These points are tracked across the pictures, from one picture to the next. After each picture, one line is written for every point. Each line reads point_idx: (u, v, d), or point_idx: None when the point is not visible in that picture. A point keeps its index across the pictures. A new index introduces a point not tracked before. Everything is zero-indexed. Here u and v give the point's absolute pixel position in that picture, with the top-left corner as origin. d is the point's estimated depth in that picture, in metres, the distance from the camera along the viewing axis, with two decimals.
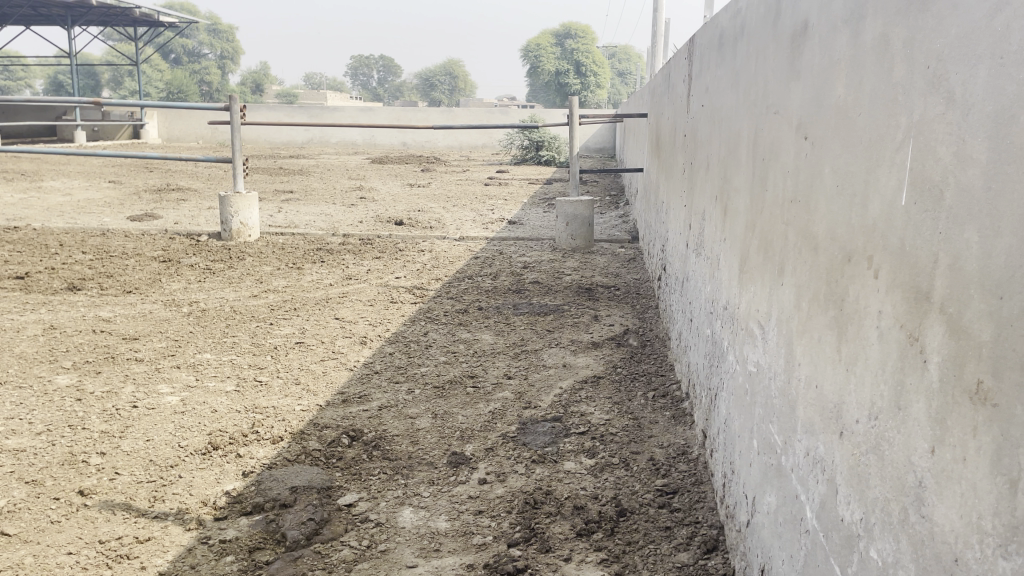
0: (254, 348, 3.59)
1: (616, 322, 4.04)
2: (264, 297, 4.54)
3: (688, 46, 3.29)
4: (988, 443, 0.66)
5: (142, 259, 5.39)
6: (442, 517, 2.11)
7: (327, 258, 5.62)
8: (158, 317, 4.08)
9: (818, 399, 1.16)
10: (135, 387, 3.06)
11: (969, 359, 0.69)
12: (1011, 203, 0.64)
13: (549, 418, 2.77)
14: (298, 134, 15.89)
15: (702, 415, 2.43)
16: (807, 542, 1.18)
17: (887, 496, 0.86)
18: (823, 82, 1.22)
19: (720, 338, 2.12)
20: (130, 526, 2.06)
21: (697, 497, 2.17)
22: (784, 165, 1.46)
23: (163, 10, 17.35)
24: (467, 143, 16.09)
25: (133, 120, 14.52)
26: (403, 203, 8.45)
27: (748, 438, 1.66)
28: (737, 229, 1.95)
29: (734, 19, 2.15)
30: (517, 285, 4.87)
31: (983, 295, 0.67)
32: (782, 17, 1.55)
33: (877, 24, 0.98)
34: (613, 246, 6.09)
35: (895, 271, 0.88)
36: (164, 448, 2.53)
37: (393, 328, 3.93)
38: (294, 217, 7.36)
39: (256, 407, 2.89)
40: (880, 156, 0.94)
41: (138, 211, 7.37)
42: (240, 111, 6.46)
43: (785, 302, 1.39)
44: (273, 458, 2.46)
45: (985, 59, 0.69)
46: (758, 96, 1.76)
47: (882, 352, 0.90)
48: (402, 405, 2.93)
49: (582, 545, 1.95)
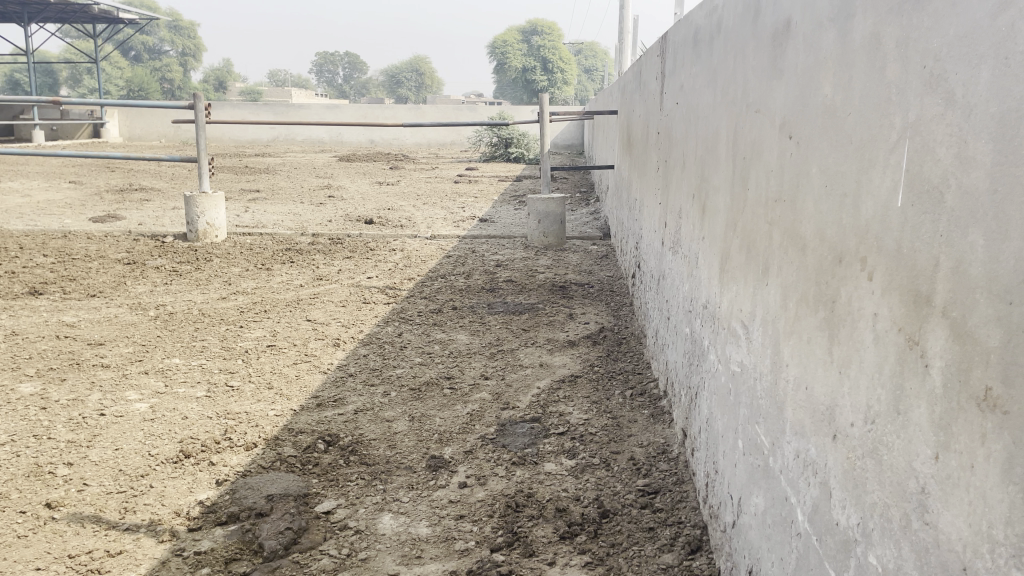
0: (224, 352, 3.52)
1: (591, 320, 4.03)
2: (233, 299, 4.45)
3: (661, 43, 3.28)
4: (998, 451, 0.65)
5: (106, 262, 5.27)
6: (423, 523, 2.07)
7: (297, 259, 5.54)
8: (124, 321, 3.99)
9: (808, 401, 1.15)
10: (103, 394, 2.98)
11: (976, 365, 0.68)
12: (1019, 207, 0.63)
13: (527, 419, 2.75)
14: (263, 132, 15.68)
15: (681, 413, 2.43)
16: (799, 545, 1.17)
17: (886, 501, 0.86)
18: (808, 80, 1.21)
19: (700, 337, 2.11)
20: (101, 539, 2.00)
21: (679, 497, 2.17)
22: (767, 164, 1.45)
23: (122, 6, 16.99)
24: (436, 140, 16.02)
25: (93, 119, 14.23)
26: (372, 202, 8.37)
27: (733, 438, 1.66)
28: (716, 228, 1.94)
29: (710, 17, 2.14)
30: (491, 283, 4.84)
31: (991, 300, 0.66)
32: (762, 16, 1.54)
33: (868, 23, 0.97)
34: (584, 243, 6.09)
35: (892, 274, 0.86)
36: (133, 457, 2.47)
37: (366, 330, 3.88)
38: (262, 216, 7.25)
39: (227, 412, 2.83)
40: (873, 157, 0.93)
41: (100, 212, 7.21)
42: (205, 109, 6.33)
43: (771, 302, 1.38)
44: (247, 465, 2.41)
45: (989, 59, 0.68)
46: (738, 94, 1.75)
47: (878, 355, 0.89)
48: (378, 408, 2.89)
49: (566, 548, 1.94)
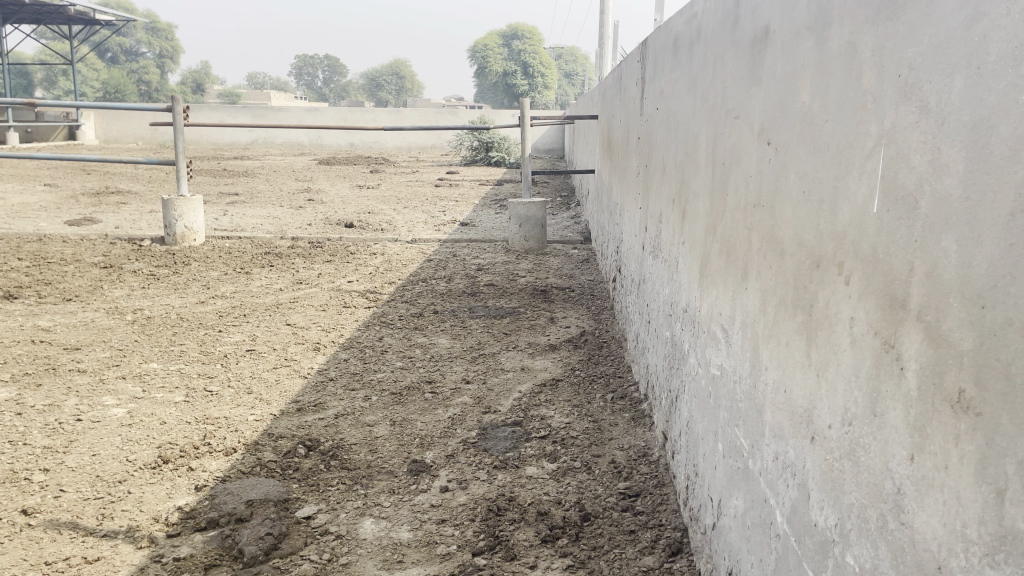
0: (203, 357, 3.50)
1: (572, 324, 4.04)
2: (212, 303, 4.42)
3: (641, 49, 3.30)
4: (972, 452, 0.66)
5: (82, 265, 5.22)
6: (405, 527, 2.07)
7: (276, 263, 5.51)
8: (101, 326, 3.95)
9: (787, 404, 1.17)
10: (79, 400, 2.95)
11: (950, 367, 0.69)
12: (991, 213, 0.64)
13: (509, 423, 2.76)
14: (242, 135, 15.59)
15: (662, 416, 2.44)
16: (778, 546, 1.18)
17: (863, 502, 0.87)
18: (786, 87, 1.23)
19: (680, 340, 2.13)
20: (79, 545, 1.98)
21: (659, 499, 2.18)
22: (746, 170, 1.47)
23: (99, 7, 16.83)
24: (417, 144, 16.01)
25: (69, 121, 14.07)
26: (352, 205, 8.34)
27: (713, 441, 1.67)
28: (695, 232, 1.96)
29: (690, 23, 2.16)
30: (472, 288, 4.84)
31: (964, 304, 0.67)
32: (741, 24, 1.56)
33: (844, 31, 0.99)
34: (565, 248, 6.11)
35: (868, 278, 0.88)
36: (111, 462, 2.44)
37: (347, 334, 3.87)
38: (241, 220, 7.21)
39: (207, 417, 2.81)
40: (850, 163, 0.95)
41: (76, 215, 7.13)
42: (183, 112, 6.28)
43: (750, 306, 1.40)
44: (227, 471, 2.39)
45: (961, 69, 0.69)
46: (717, 101, 1.77)
47: (855, 359, 0.91)
48: (359, 412, 2.88)
49: (547, 552, 1.94)
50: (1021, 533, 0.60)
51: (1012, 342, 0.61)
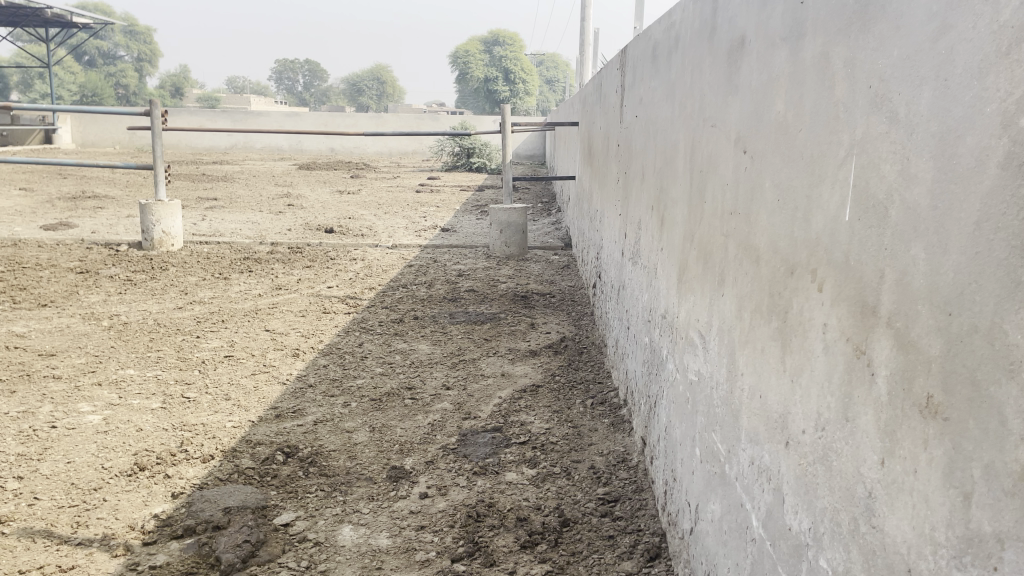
0: (180, 363, 3.47)
1: (552, 330, 4.05)
2: (190, 309, 4.39)
3: (620, 56, 3.33)
4: (940, 456, 0.67)
5: (57, 271, 5.16)
6: (384, 534, 2.07)
7: (255, 268, 5.48)
8: (76, 331, 3.90)
9: (762, 409, 1.18)
10: (54, 406, 2.91)
11: (918, 373, 0.71)
12: (958, 222, 0.65)
13: (488, 428, 2.76)
14: (221, 140, 15.47)
15: (641, 421, 2.45)
16: (754, 550, 1.20)
17: (836, 506, 0.88)
18: (762, 97, 1.25)
19: (659, 346, 2.14)
20: (53, 554, 1.96)
21: (638, 504, 2.19)
22: (722, 177, 1.48)
23: (76, 10, 16.63)
24: (397, 150, 16.00)
25: (45, 126, 13.92)
26: (332, 210, 8.31)
27: (691, 446, 1.68)
28: (673, 239, 1.98)
29: (668, 32, 2.19)
30: (452, 293, 4.84)
31: (933, 311, 0.68)
32: (718, 33, 1.58)
33: (817, 42, 1.01)
34: (546, 254, 6.12)
35: (840, 286, 0.90)
36: (86, 470, 2.42)
37: (327, 340, 3.85)
38: (219, 225, 7.16)
39: (184, 424, 2.78)
40: (823, 172, 0.96)
41: (51, 220, 7.05)
42: (162, 116, 6.23)
43: (726, 312, 1.42)
44: (204, 478, 2.37)
45: (930, 81, 0.71)
46: (694, 109, 1.79)
47: (827, 365, 0.92)
48: (338, 419, 2.87)
49: (526, 557, 1.94)
50: (986, 536, 0.60)
51: (976, 348, 0.62)
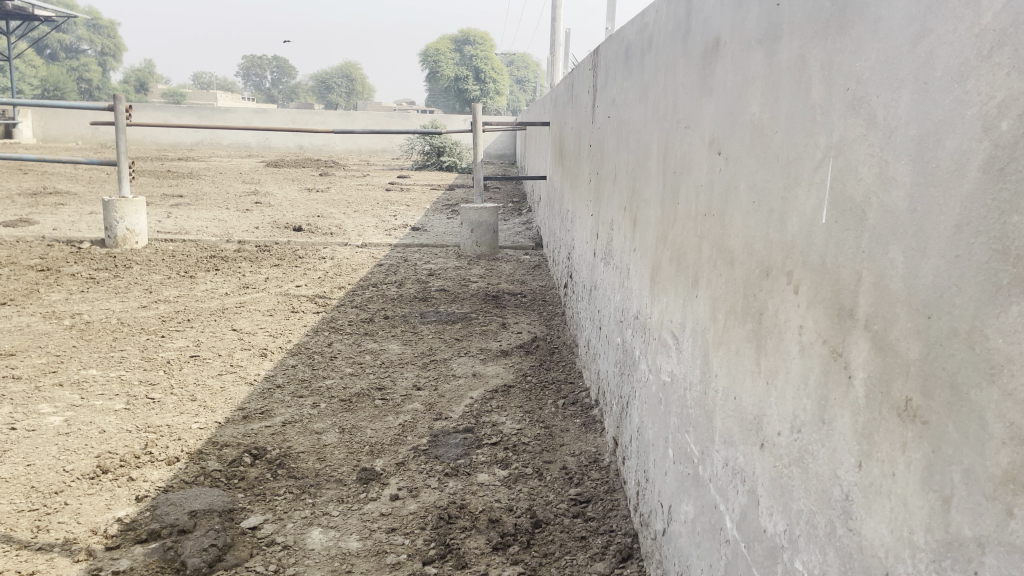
0: (144, 363, 3.40)
1: (523, 330, 4.05)
2: (155, 308, 4.31)
3: (593, 58, 3.33)
4: (918, 459, 0.67)
5: (17, 268, 5.04)
6: (353, 537, 2.04)
7: (222, 266, 5.40)
8: (36, 331, 3.81)
9: (736, 411, 1.18)
10: (13, 407, 2.84)
11: (897, 376, 0.71)
12: (937, 225, 0.65)
13: (460, 429, 2.74)
14: (187, 136, 15.25)
15: (613, 422, 2.45)
16: (727, 551, 1.20)
17: (812, 508, 0.88)
18: (736, 99, 1.25)
19: (631, 347, 2.14)
20: (11, 559, 1.90)
21: (610, 505, 2.19)
22: (696, 179, 1.48)
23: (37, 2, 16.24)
24: (367, 148, 15.88)
25: (4, 119, 13.62)
26: (301, 208, 8.24)
27: (663, 447, 1.68)
28: (646, 240, 1.98)
29: (641, 33, 2.19)
30: (423, 293, 4.82)
31: (910, 314, 0.68)
32: (692, 35, 1.58)
33: (793, 45, 1.01)
34: (517, 253, 6.11)
35: (816, 287, 0.90)
36: (47, 473, 2.36)
37: (295, 340, 3.81)
38: (185, 222, 7.06)
39: (148, 426, 2.73)
40: (798, 175, 0.97)
41: (11, 216, 6.89)
42: (126, 111, 6.11)
43: (700, 314, 1.42)
44: (169, 480, 2.33)
45: (909, 84, 0.71)
46: (667, 111, 1.79)
47: (804, 366, 0.92)
48: (307, 420, 2.83)
49: (498, 559, 1.93)
50: (966, 540, 0.60)
51: (956, 352, 0.62)
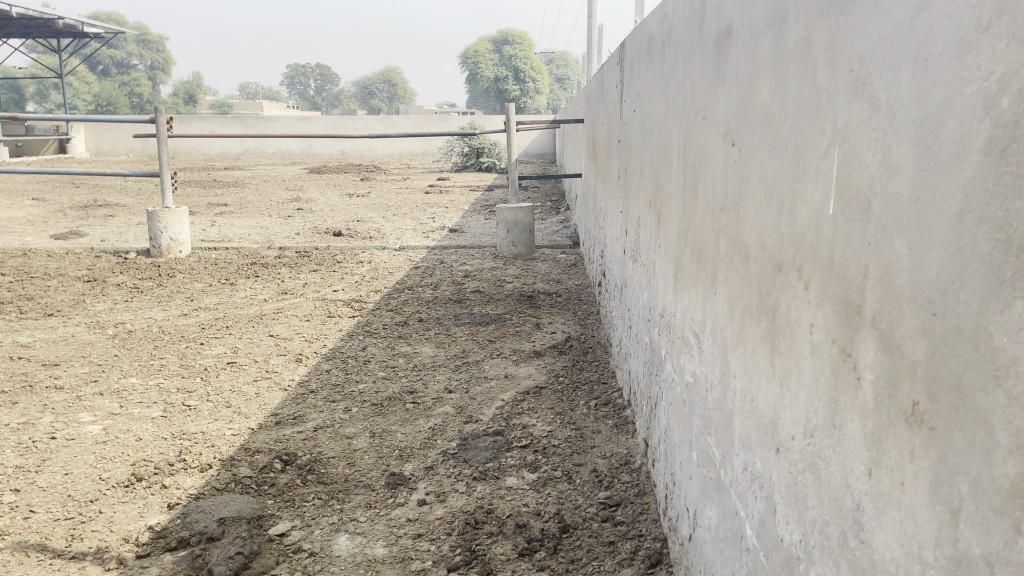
0: (183, 370, 3.45)
1: (557, 330, 4.01)
2: (195, 315, 4.38)
3: (620, 51, 3.27)
4: (927, 469, 0.61)
5: (66, 280, 5.17)
6: (380, 543, 2.03)
7: (262, 273, 5.47)
8: (81, 340, 3.90)
9: (753, 413, 1.13)
10: (55, 417, 2.89)
11: (903, 379, 0.65)
12: (940, 214, 0.60)
13: (490, 432, 2.71)
14: (232, 145, 15.56)
15: (643, 422, 2.40)
16: (748, 559, 1.14)
17: (825, 518, 0.83)
18: (748, 87, 1.19)
19: (658, 346, 2.08)
20: (44, 568, 1.93)
21: (640, 509, 2.13)
22: (713, 171, 1.43)
23: (87, 21, 16.67)
24: (407, 151, 15.97)
25: (58, 136, 14.05)
26: (342, 213, 8.32)
27: (688, 449, 1.63)
28: (669, 236, 1.93)
29: (662, 23, 2.13)
30: (458, 294, 4.81)
31: (916, 311, 0.63)
32: (707, 22, 1.52)
33: (799, 25, 0.95)
34: (554, 252, 6.07)
35: (825, 283, 0.84)
36: (83, 481, 2.39)
37: (330, 344, 3.82)
38: (229, 230, 7.17)
39: (184, 432, 2.76)
40: (807, 163, 0.91)
41: (63, 229, 7.09)
42: (167, 122, 6.22)
43: (718, 312, 1.36)
44: (201, 488, 2.34)
45: (909, 62, 0.65)
46: (686, 101, 1.73)
47: (815, 367, 0.87)
48: (338, 425, 2.83)
49: (524, 565, 1.90)
50: (975, 558, 0.55)
51: (961, 352, 0.57)
